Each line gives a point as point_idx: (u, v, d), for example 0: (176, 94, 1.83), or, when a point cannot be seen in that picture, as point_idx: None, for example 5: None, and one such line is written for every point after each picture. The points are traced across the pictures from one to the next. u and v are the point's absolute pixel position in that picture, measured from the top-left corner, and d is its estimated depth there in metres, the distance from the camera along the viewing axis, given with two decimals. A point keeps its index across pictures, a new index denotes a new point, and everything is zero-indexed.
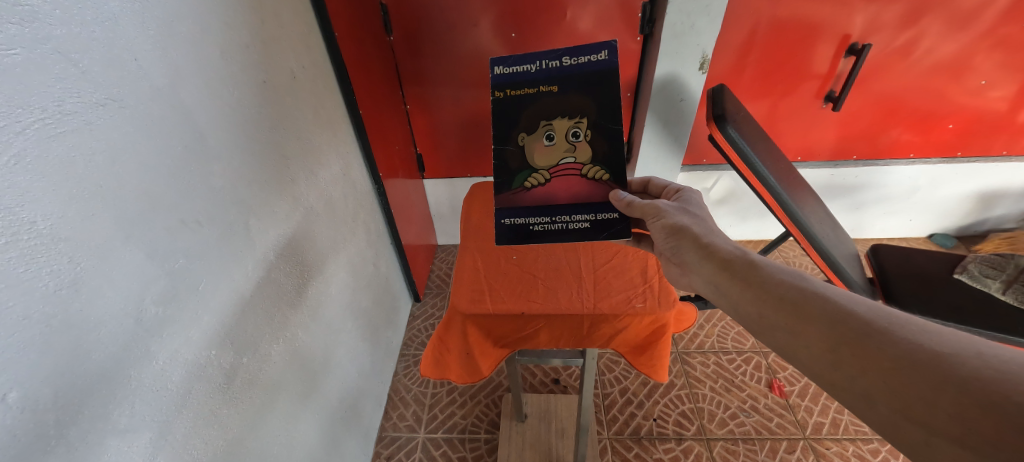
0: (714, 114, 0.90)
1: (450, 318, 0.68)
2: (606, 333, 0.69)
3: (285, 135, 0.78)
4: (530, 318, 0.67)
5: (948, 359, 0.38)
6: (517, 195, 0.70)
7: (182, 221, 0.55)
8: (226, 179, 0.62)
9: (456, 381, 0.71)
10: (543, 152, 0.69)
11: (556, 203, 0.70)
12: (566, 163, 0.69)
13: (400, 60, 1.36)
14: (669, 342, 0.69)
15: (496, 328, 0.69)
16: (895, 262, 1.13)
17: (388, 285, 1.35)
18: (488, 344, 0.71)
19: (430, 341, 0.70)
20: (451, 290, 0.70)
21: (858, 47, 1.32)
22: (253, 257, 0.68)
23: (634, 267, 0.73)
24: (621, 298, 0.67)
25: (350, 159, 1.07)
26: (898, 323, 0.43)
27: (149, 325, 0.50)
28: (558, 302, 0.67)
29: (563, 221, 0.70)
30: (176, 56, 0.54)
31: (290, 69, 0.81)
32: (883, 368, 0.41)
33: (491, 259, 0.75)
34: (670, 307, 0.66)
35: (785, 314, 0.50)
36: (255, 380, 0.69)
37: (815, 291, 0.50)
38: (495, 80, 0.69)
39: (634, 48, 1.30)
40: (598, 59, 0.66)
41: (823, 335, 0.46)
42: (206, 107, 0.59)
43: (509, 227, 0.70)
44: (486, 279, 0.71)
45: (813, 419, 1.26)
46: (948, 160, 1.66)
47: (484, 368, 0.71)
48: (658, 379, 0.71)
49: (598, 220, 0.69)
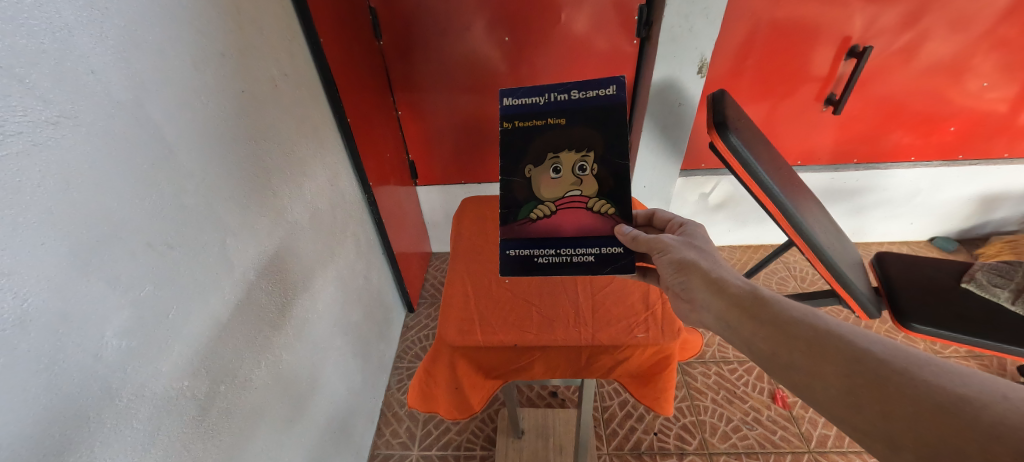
0: (715, 121, 0.87)
1: (438, 350, 0.64)
2: (605, 365, 0.65)
3: (265, 147, 0.74)
4: (524, 349, 0.64)
5: (972, 404, 0.37)
6: (522, 226, 0.66)
7: (150, 245, 0.51)
8: (200, 197, 0.59)
9: (445, 415, 0.67)
10: (550, 185, 0.66)
11: (563, 235, 0.66)
12: (572, 195, 0.66)
13: (391, 65, 1.33)
14: (673, 374, 0.66)
15: (488, 360, 0.65)
16: (900, 270, 1.10)
17: (380, 297, 1.32)
18: (479, 377, 0.67)
19: (417, 372, 0.66)
20: (440, 317, 0.66)
21: (859, 50, 1.30)
22: (230, 279, 0.64)
23: (635, 293, 0.70)
24: (620, 327, 0.64)
25: (338, 169, 1.03)
26: (917, 363, 0.41)
27: (110, 361, 0.46)
28: (554, 333, 0.64)
29: (568, 253, 0.65)
30: (140, 67, 0.50)
31: (271, 77, 0.77)
32: (905, 413, 0.39)
33: (483, 283, 0.72)
34: (674, 337, 0.62)
35: (798, 351, 0.47)
36: (234, 409, 0.65)
37: (828, 328, 0.48)
38: (504, 111, 0.67)
39: (631, 51, 1.28)
40: (606, 93, 0.65)
41: (841, 377, 0.43)
42: (177, 121, 0.55)
43: (512, 257, 0.65)
44: (477, 307, 0.68)
45: (817, 431, 1.23)
46: (949, 163, 1.64)
47: (476, 403, 0.67)
48: (663, 413, 0.67)
49: (603, 254, 0.65)
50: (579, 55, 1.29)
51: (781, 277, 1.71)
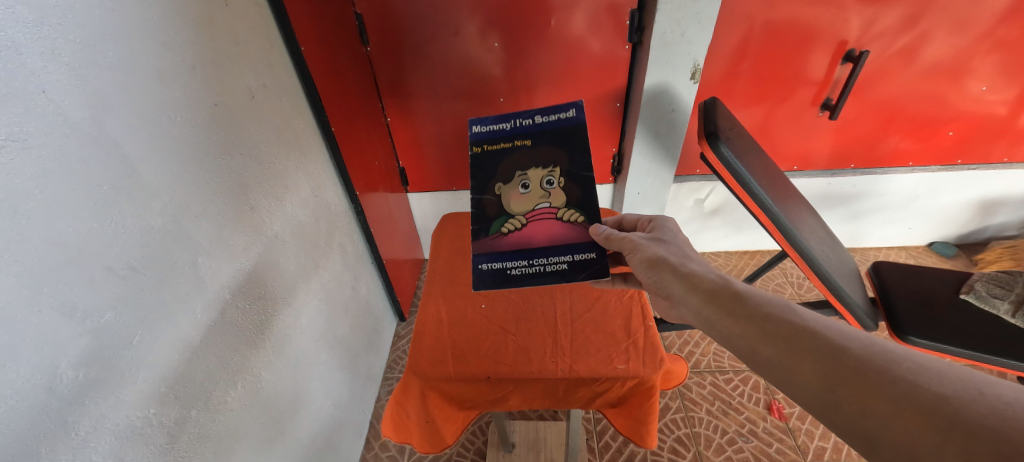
0: (706, 131, 0.84)
1: (408, 382, 0.62)
2: (584, 396, 0.63)
3: (242, 161, 0.72)
4: (498, 382, 0.61)
5: (950, 401, 0.36)
6: (493, 239, 0.66)
7: (109, 269, 0.48)
8: (167, 216, 0.56)
9: (416, 448, 0.65)
10: (519, 198, 0.67)
11: (534, 244, 0.65)
12: (541, 206, 0.67)
13: (379, 71, 1.30)
14: (655, 407, 0.64)
15: (461, 393, 0.63)
16: (898, 280, 1.08)
17: (370, 308, 1.30)
18: (452, 408, 0.66)
19: (389, 403, 0.63)
20: (412, 346, 0.64)
21: (855, 54, 1.28)
22: (203, 298, 0.62)
23: (617, 318, 0.67)
24: (600, 358, 0.62)
25: (322, 179, 1.01)
26: (895, 358, 0.41)
27: (65, 395, 0.44)
28: (529, 364, 0.61)
29: (541, 262, 0.65)
30: (98, 85, 0.47)
31: (247, 88, 0.74)
32: (889, 412, 0.38)
33: (460, 308, 0.70)
34: (655, 369, 0.60)
35: (778, 346, 0.47)
36: (208, 434, 0.63)
37: (806, 324, 0.47)
38: (474, 136, 0.70)
39: (624, 56, 1.26)
40: (567, 115, 0.69)
41: (822, 375, 0.43)
42: (139, 138, 0.53)
43: (484, 271, 0.65)
44: (450, 335, 0.65)
45: (814, 443, 1.25)
46: (948, 168, 1.61)
47: (448, 436, 0.66)
48: (642, 444, 0.66)
49: (575, 259, 0.64)
50: (571, 60, 1.27)
51: (778, 283, 1.70)
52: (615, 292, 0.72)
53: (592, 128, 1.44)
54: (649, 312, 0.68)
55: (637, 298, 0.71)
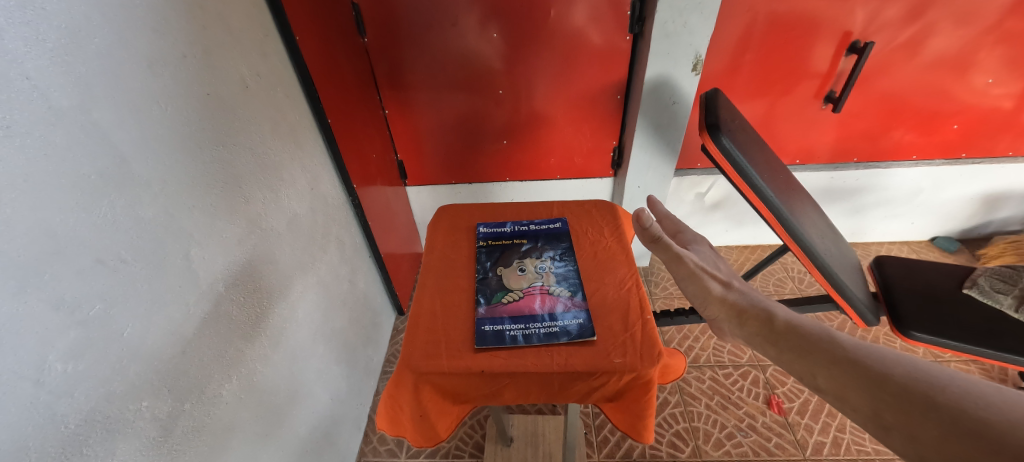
0: (707, 123, 0.83)
1: (401, 376, 0.61)
2: (580, 390, 0.62)
3: (235, 152, 0.71)
4: (492, 376, 0.60)
5: (1000, 425, 0.35)
6: (492, 308, 0.67)
7: (99, 261, 0.48)
8: (158, 207, 0.55)
9: (411, 441, 0.65)
10: (516, 279, 0.73)
11: (531, 314, 0.66)
12: (534, 284, 0.72)
13: (377, 63, 1.29)
14: (653, 401, 0.63)
15: (455, 386, 0.62)
16: (900, 275, 1.07)
17: (368, 301, 1.30)
18: (446, 402, 0.65)
19: (383, 397, 0.63)
20: (406, 340, 0.63)
21: (860, 46, 1.26)
22: (195, 291, 0.62)
23: (615, 311, 0.66)
24: (597, 352, 0.61)
25: (319, 171, 1.00)
26: (943, 383, 0.41)
27: (53, 387, 0.43)
28: (524, 357, 0.60)
29: (538, 325, 0.64)
30: (85, 72, 0.46)
31: (240, 78, 0.73)
32: (931, 435, 0.38)
33: (455, 301, 0.69)
34: (652, 363, 0.59)
35: (823, 364, 0.49)
36: (201, 427, 0.62)
37: (851, 347, 0.49)
38: None
39: (625, 48, 1.24)
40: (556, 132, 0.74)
41: (864, 400, 0.44)
42: (128, 128, 0.51)
43: (484, 330, 0.63)
44: (444, 328, 0.65)
45: (813, 438, 1.25)
46: (951, 162, 1.60)
47: (442, 431, 0.65)
48: (639, 439, 0.66)
49: (570, 325, 0.64)
50: (571, 52, 1.26)
51: (779, 278, 1.69)
52: (613, 285, 0.71)
53: (592, 121, 1.42)
54: (647, 305, 0.67)
55: (635, 290, 0.70)
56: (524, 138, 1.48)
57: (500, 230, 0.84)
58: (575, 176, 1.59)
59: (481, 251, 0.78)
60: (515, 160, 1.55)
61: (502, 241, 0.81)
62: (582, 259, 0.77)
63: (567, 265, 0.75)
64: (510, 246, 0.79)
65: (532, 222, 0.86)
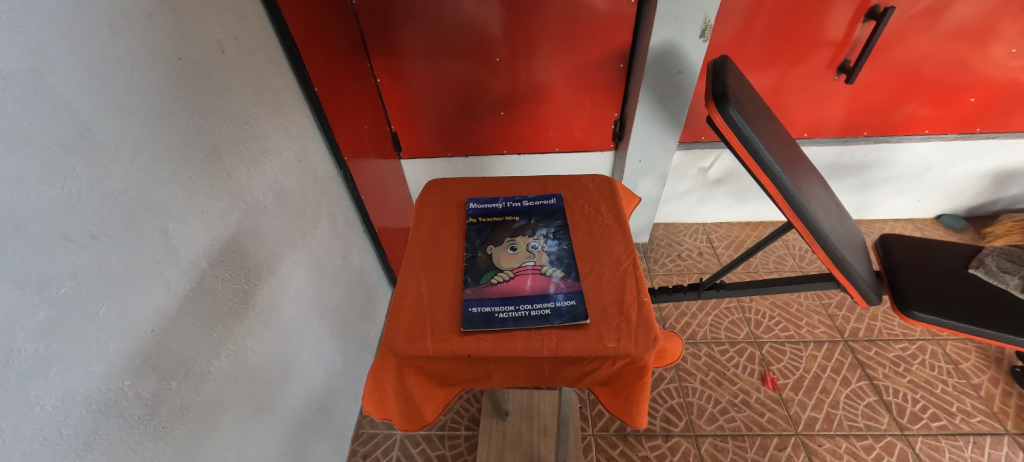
0: (713, 93, 0.79)
1: (384, 358, 0.60)
2: (571, 374, 0.61)
3: (214, 122, 0.67)
4: (479, 360, 0.59)
5: None
6: (480, 288, 0.65)
7: (66, 237, 0.45)
8: (130, 181, 0.52)
9: (398, 424, 0.64)
10: (506, 258, 0.70)
11: (522, 294, 0.64)
12: (526, 264, 0.69)
13: (367, 27, 1.21)
14: (647, 387, 0.62)
15: (441, 370, 0.61)
16: (906, 253, 1.05)
17: (363, 276, 1.28)
18: (432, 384, 0.64)
19: (367, 381, 0.62)
20: (389, 322, 0.61)
21: (879, 11, 1.18)
22: (176, 268, 0.60)
23: (610, 292, 0.64)
24: (590, 336, 0.59)
25: (307, 143, 0.96)
26: None
27: (23, 369, 0.41)
28: (512, 341, 0.59)
29: (528, 307, 0.62)
30: (35, 31, 0.41)
31: (216, 41, 0.68)
32: None
33: (441, 281, 0.67)
34: (647, 347, 0.57)
35: None
36: (190, 405, 0.62)
37: None
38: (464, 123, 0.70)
39: (630, 12, 1.17)
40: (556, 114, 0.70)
41: None
42: (92, 97, 0.47)
43: (471, 312, 0.62)
44: (429, 309, 0.63)
45: (805, 413, 1.27)
46: (965, 136, 1.54)
47: (429, 413, 0.65)
48: (634, 423, 0.66)
49: (562, 306, 0.62)
50: (572, 19, 1.19)
51: (779, 256, 1.68)
52: (609, 265, 0.69)
53: (592, 92, 1.37)
54: (644, 287, 0.64)
55: (632, 270, 0.68)
56: (522, 109, 1.42)
57: (491, 206, 0.81)
58: (575, 149, 1.54)
59: (471, 229, 0.76)
60: (514, 132, 1.50)
61: (492, 218, 0.78)
62: (577, 237, 0.74)
63: (560, 243, 0.73)
64: (500, 224, 0.77)
65: (525, 199, 0.83)
